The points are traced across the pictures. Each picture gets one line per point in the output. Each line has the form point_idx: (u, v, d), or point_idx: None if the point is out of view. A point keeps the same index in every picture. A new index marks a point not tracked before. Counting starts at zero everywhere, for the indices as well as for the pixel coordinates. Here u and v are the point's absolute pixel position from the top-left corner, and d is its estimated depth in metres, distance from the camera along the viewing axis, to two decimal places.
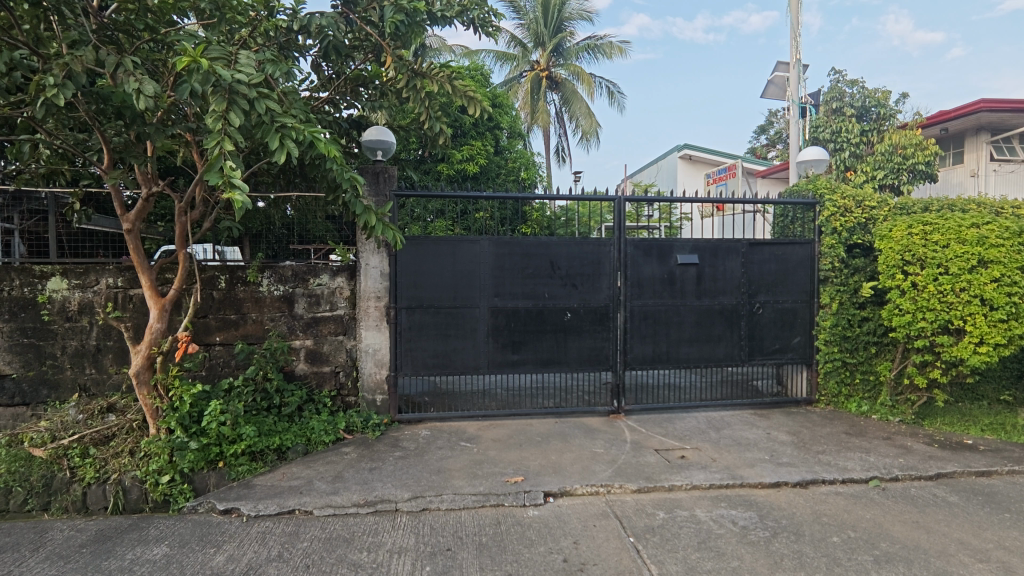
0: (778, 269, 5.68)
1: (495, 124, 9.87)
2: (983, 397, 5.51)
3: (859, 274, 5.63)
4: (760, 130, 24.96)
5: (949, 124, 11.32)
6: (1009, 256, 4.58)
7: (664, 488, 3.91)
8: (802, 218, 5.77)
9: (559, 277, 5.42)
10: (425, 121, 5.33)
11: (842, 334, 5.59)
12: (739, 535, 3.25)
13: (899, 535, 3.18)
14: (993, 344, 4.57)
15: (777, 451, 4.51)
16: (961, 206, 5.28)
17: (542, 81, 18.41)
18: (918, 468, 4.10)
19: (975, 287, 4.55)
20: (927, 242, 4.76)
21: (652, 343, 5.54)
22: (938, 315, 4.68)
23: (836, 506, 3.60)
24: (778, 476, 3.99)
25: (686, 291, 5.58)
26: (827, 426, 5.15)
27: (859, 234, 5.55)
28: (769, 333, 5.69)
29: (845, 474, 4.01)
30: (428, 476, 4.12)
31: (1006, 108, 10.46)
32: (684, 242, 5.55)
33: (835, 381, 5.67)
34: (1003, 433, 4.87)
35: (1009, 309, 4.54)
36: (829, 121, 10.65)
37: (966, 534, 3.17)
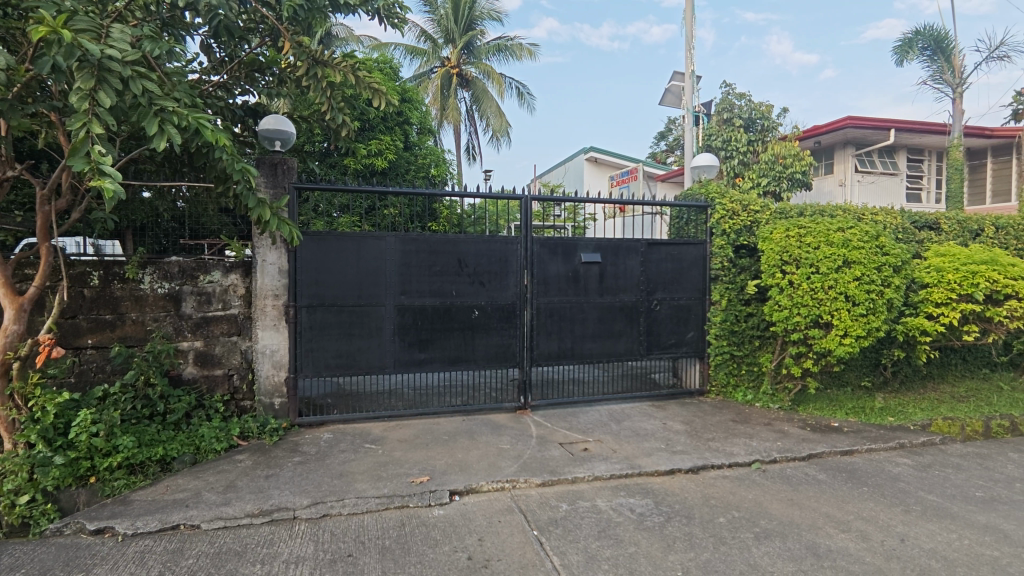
0: (673, 268, 6.01)
1: (405, 119, 9.66)
2: (848, 383, 6.13)
3: (745, 273, 6.06)
4: (660, 136, 26.26)
5: (822, 137, 12.49)
6: (869, 257, 5.09)
7: (568, 480, 4.02)
8: (696, 220, 6.13)
9: (466, 274, 5.41)
10: (327, 111, 5.09)
11: (730, 329, 6.01)
12: (636, 522, 3.39)
13: (777, 513, 3.46)
14: (855, 336, 5.07)
15: (671, 440, 4.77)
16: (830, 212, 5.82)
17: (452, 78, 18.27)
18: (793, 450, 4.49)
19: (841, 285, 5.04)
20: (801, 244, 5.25)
21: (557, 339, 5.68)
22: (811, 310, 5.15)
23: (723, 489, 3.86)
24: (672, 464, 4.22)
25: (589, 288, 5.76)
26: (716, 414, 5.52)
27: (745, 236, 5.97)
28: (665, 328, 6.01)
29: (731, 458, 4.32)
30: (329, 480, 3.96)
31: (868, 125, 11.74)
32: (587, 241, 5.73)
33: (724, 372, 6.10)
34: (863, 415, 5.44)
35: (868, 305, 5.04)
36: (721, 130, 11.38)
37: (831, 508, 3.52)
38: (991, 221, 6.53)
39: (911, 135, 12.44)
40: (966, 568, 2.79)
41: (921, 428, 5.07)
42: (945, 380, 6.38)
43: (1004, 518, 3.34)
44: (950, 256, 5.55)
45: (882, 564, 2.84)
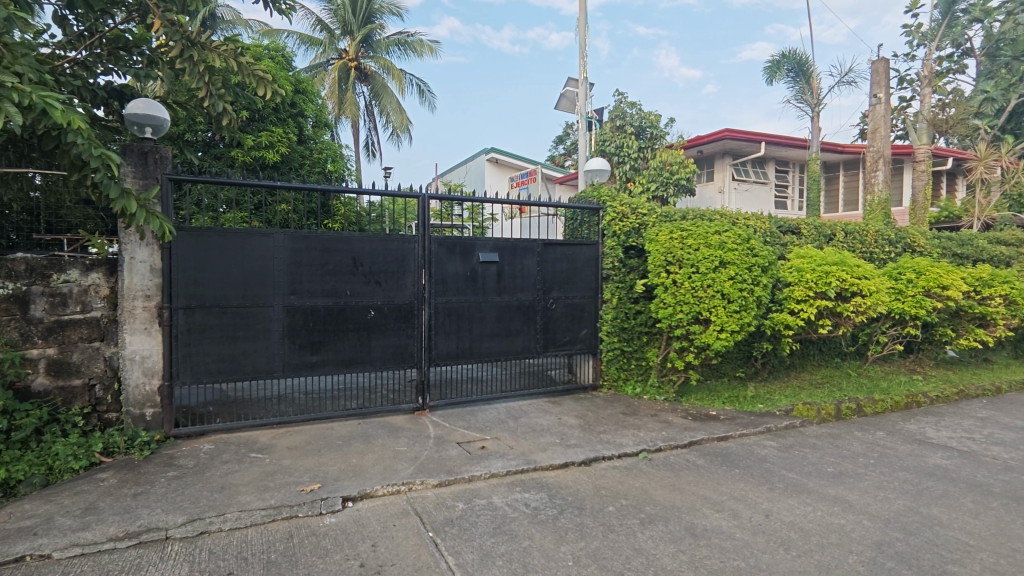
0: (568, 268, 6.20)
1: (299, 111, 9.20)
2: (724, 374, 6.66)
3: (634, 273, 6.41)
4: (559, 141, 27.05)
5: (704, 147, 13.46)
6: (741, 258, 5.56)
7: (465, 479, 4.02)
8: (589, 222, 6.38)
9: (361, 273, 5.24)
10: (204, 97, 4.71)
11: (620, 326, 6.31)
12: (531, 516, 3.46)
13: (661, 498, 3.68)
14: (730, 331, 5.51)
15: (566, 434, 4.92)
16: (709, 216, 6.28)
17: (350, 71, 17.68)
18: (676, 439, 4.80)
19: (717, 284, 5.45)
20: (683, 246, 5.63)
21: (456, 339, 5.66)
22: (692, 307, 5.53)
23: (613, 479, 4.05)
24: (566, 457, 4.36)
25: (488, 288, 5.80)
26: (608, 408, 5.78)
27: (634, 237, 6.31)
28: (560, 326, 6.19)
29: (621, 449, 4.54)
30: (209, 495, 3.68)
31: (743, 137, 12.80)
32: (485, 241, 5.76)
33: (615, 367, 6.40)
34: (737, 404, 5.93)
35: (741, 302, 5.49)
36: (614, 136, 11.94)
37: (708, 490, 3.80)
38: (842, 227, 7.35)
39: (779, 148, 13.74)
40: (819, 535, 3.12)
41: (785, 413, 5.61)
42: (805, 368, 7.12)
43: (849, 489, 3.78)
44: (809, 258, 6.19)
45: (750, 538, 3.11)
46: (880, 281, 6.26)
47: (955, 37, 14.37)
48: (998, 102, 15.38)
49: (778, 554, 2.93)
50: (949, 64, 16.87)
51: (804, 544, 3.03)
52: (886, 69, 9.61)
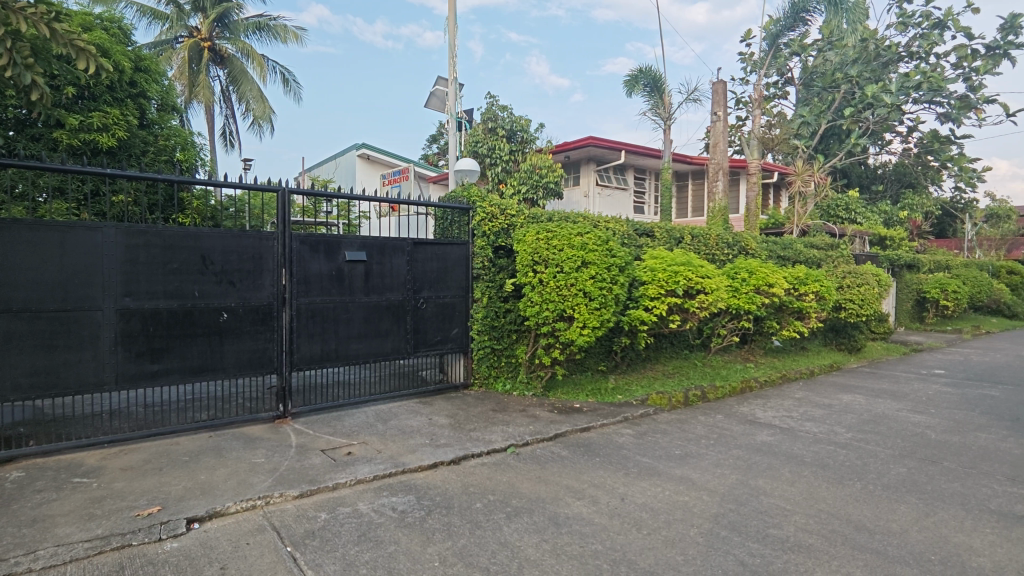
0: (438, 267, 6.17)
1: (140, 91, 8.22)
2: (588, 368, 7.03)
3: (503, 272, 6.53)
4: (433, 140, 26.86)
5: (571, 153, 14.10)
6: (601, 258, 5.88)
7: (328, 487, 3.83)
8: (459, 222, 6.40)
9: (212, 273, 4.80)
10: (5, 66, 3.99)
11: (490, 324, 6.41)
12: (397, 520, 3.39)
13: (527, 491, 3.79)
14: (592, 327, 5.82)
15: (436, 434, 4.90)
16: (573, 219, 6.58)
17: (203, 51, 16.14)
18: (542, 432, 4.98)
19: (580, 283, 5.74)
20: (549, 246, 5.86)
21: (321, 341, 5.39)
22: (557, 305, 5.78)
23: (481, 475, 4.10)
24: (435, 458, 4.34)
25: (355, 288, 5.59)
26: (478, 406, 5.84)
27: (503, 238, 6.43)
28: (431, 326, 6.14)
29: (489, 445, 4.60)
30: (16, 531, 3.15)
31: (606, 145, 13.62)
32: (352, 239, 5.55)
33: (486, 365, 6.50)
34: (599, 396, 6.29)
35: (601, 300, 5.83)
36: (486, 138, 12.07)
37: (570, 480, 3.98)
38: (689, 231, 8.09)
39: (637, 157, 14.79)
40: (666, 513, 3.40)
41: (641, 402, 6.06)
42: (659, 360, 7.74)
43: (692, 469, 4.17)
44: (661, 259, 6.73)
45: (607, 522, 3.30)
46: (719, 280, 6.97)
47: (778, 67, 16.41)
48: (812, 125, 17.81)
49: (632, 534, 3.14)
50: (775, 90, 19.24)
51: (654, 523, 3.28)
52: (724, 90, 10.74)
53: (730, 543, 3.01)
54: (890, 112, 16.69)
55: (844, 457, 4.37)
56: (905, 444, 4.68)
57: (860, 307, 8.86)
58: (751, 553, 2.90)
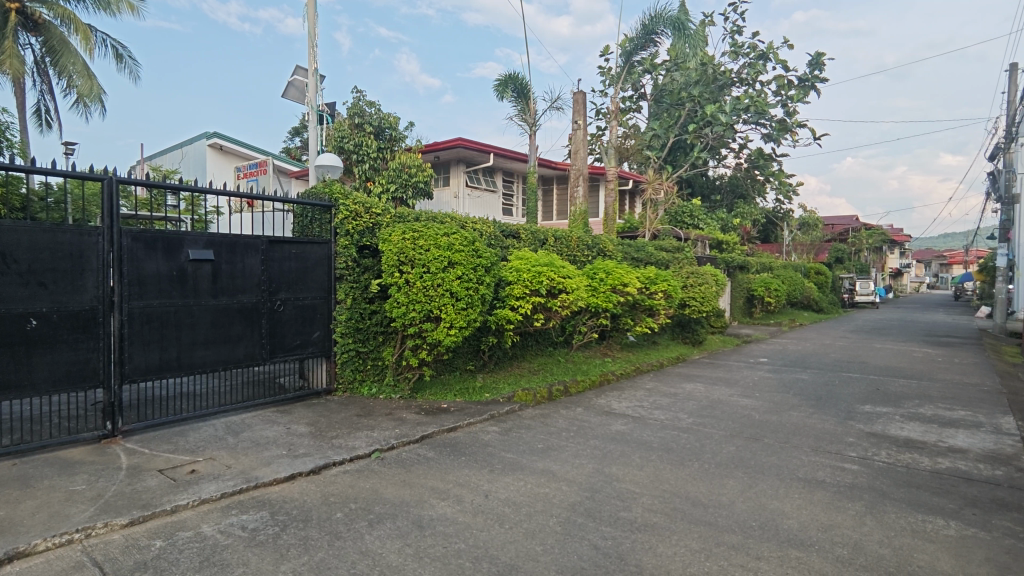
0: (297, 267, 5.84)
1: None
2: (456, 368, 7.05)
3: (368, 272, 6.29)
4: (294, 133, 25.32)
5: (440, 153, 14.07)
6: (467, 258, 5.93)
7: (166, 511, 3.45)
8: (320, 219, 6.09)
9: (18, 273, 4.12)
10: None
11: (355, 326, 6.16)
12: (246, 539, 3.15)
13: (390, 496, 3.70)
14: (458, 327, 5.86)
15: (294, 444, 4.62)
16: (440, 219, 6.56)
17: (9, 14, 13.75)
18: (408, 435, 4.90)
19: (446, 283, 5.75)
20: (414, 246, 5.78)
21: (158, 350, 4.84)
22: (423, 305, 5.72)
23: (343, 484, 3.94)
24: (292, 469, 4.09)
25: (199, 290, 5.10)
26: (342, 411, 5.61)
27: (368, 237, 6.20)
28: (289, 330, 5.79)
29: (352, 452, 4.44)
30: None
31: (475, 147, 13.79)
32: (196, 236, 5.04)
33: (350, 369, 6.25)
34: (467, 395, 6.34)
35: (468, 300, 5.88)
36: (352, 133, 11.62)
37: (436, 481, 3.96)
38: (552, 233, 8.44)
39: (505, 160, 15.12)
40: (527, 506, 3.51)
41: (508, 399, 6.20)
42: (525, 358, 7.98)
43: (553, 461, 4.35)
44: (525, 260, 6.95)
45: (471, 520, 3.33)
46: (580, 279, 7.35)
47: (632, 83, 17.67)
48: (662, 138, 19.44)
49: (494, 530, 3.20)
50: (630, 104, 20.70)
51: (516, 516, 3.37)
52: (584, 101, 11.35)
53: (586, 529, 3.18)
54: (726, 130, 18.71)
55: (685, 440, 4.82)
56: (735, 425, 5.28)
57: (701, 304, 9.83)
58: (604, 536, 3.09)
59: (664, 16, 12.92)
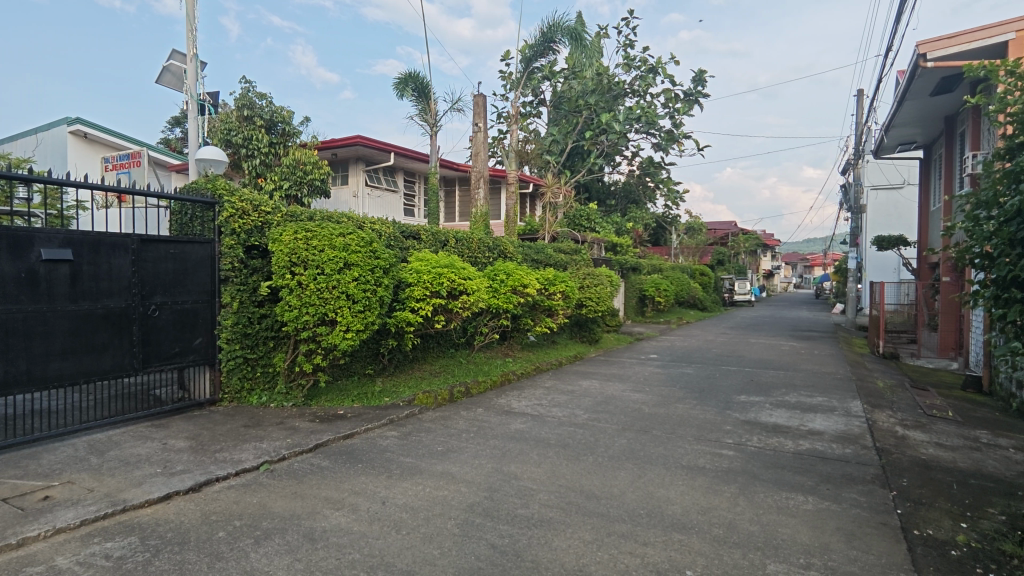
0: (174, 269, 5.39)
1: None
2: (355, 372, 6.81)
3: (257, 274, 5.91)
4: (173, 122, 23.29)
5: (337, 150, 13.60)
6: (364, 260, 5.77)
7: (11, 545, 3.04)
8: (201, 217, 5.66)
9: None
10: None
11: (243, 332, 5.78)
12: (110, 569, 2.85)
13: (279, 510, 3.51)
14: (355, 330, 5.69)
15: (170, 460, 4.25)
16: (337, 218, 6.31)
17: None
18: (301, 444, 4.68)
19: (343, 285, 5.56)
20: (308, 247, 5.52)
21: (3, 362, 4.26)
22: (318, 309, 5.49)
23: (226, 500, 3.68)
24: (167, 488, 3.75)
25: (56, 294, 4.55)
26: (227, 423, 5.24)
27: (257, 236, 5.83)
28: (165, 337, 5.32)
29: (237, 466, 4.16)
30: None
31: (374, 145, 13.45)
32: (51, 234, 4.51)
33: (237, 377, 5.85)
34: (365, 400, 6.16)
35: (365, 302, 5.73)
36: (241, 126, 10.87)
37: (329, 491, 3.81)
38: (454, 235, 8.41)
39: (405, 160, 14.84)
40: (425, 510, 3.47)
41: (408, 403, 6.11)
42: (427, 360, 7.88)
43: (452, 463, 4.33)
44: (425, 261, 6.86)
45: (366, 528, 3.24)
46: (481, 281, 7.39)
47: (532, 88, 18.00)
48: (561, 144, 20.02)
49: (391, 536, 3.14)
50: (530, 109, 21.06)
51: (413, 521, 3.32)
52: (484, 103, 11.42)
53: (483, 529, 3.20)
54: (620, 139, 19.63)
55: (581, 435, 4.99)
56: (627, 419, 5.55)
57: (597, 304, 10.22)
58: (501, 534, 3.13)
59: (562, 26, 13.30)
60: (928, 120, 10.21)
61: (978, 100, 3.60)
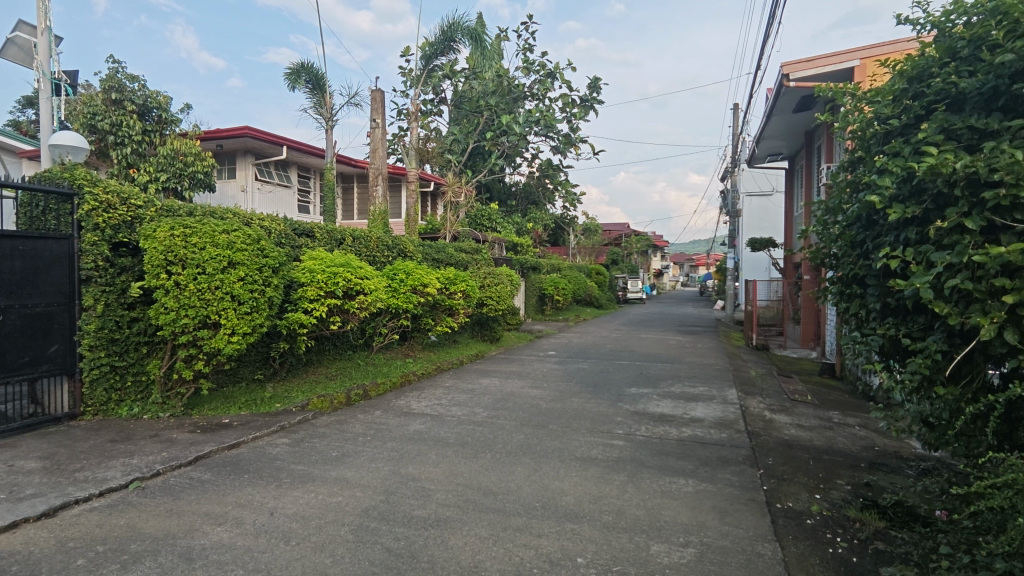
0: (23, 268, 4.79)
1: None
2: (242, 378, 6.39)
3: (126, 274, 5.36)
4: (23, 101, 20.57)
5: (222, 141, 12.75)
6: (251, 259, 5.44)
7: None
8: (57, 210, 5.05)
9: None
10: None
11: (109, 338, 5.23)
12: None
13: (151, 529, 3.23)
14: (242, 333, 5.35)
15: (17, 484, 3.76)
16: (220, 214, 5.89)
17: None
18: (178, 457, 4.32)
19: (226, 285, 5.20)
20: (186, 244, 5.11)
21: None
22: (198, 311, 5.10)
23: (87, 524, 3.32)
24: (14, 515, 3.32)
25: None
26: (90, 438, 4.73)
27: (125, 233, 5.30)
28: (11, 344, 4.71)
29: (102, 485, 3.77)
30: None
31: (264, 137, 12.71)
32: None
33: (103, 388, 5.29)
34: (254, 407, 5.81)
35: (252, 304, 5.40)
36: (109, 110, 9.81)
37: (210, 505, 3.55)
38: (349, 233, 8.14)
39: (299, 154, 14.14)
40: (316, 518, 3.34)
41: (301, 408, 5.84)
42: (322, 363, 7.57)
43: (348, 468, 4.20)
44: (319, 260, 6.59)
45: (251, 542, 3.06)
46: (379, 280, 7.23)
47: (432, 86, 17.85)
48: (462, 143, 20.03)
49: (278, 548, 2.98)
50: (431, 107, 20.82)
51: (303, 531, 3.18)
52: (382, 99, 11.16)
53: (378, 533, 3.13)
54: (520, 140, 19.95)
55: (479, 433, 5.03)
56: (525, 415, 5.67)
57: (496, 303, 10.34)
58: (396, 537, 3.08)
59: (462, 26, 13.31)
60: (792, 135, 11.32)
61: (825, 119, 4.04)
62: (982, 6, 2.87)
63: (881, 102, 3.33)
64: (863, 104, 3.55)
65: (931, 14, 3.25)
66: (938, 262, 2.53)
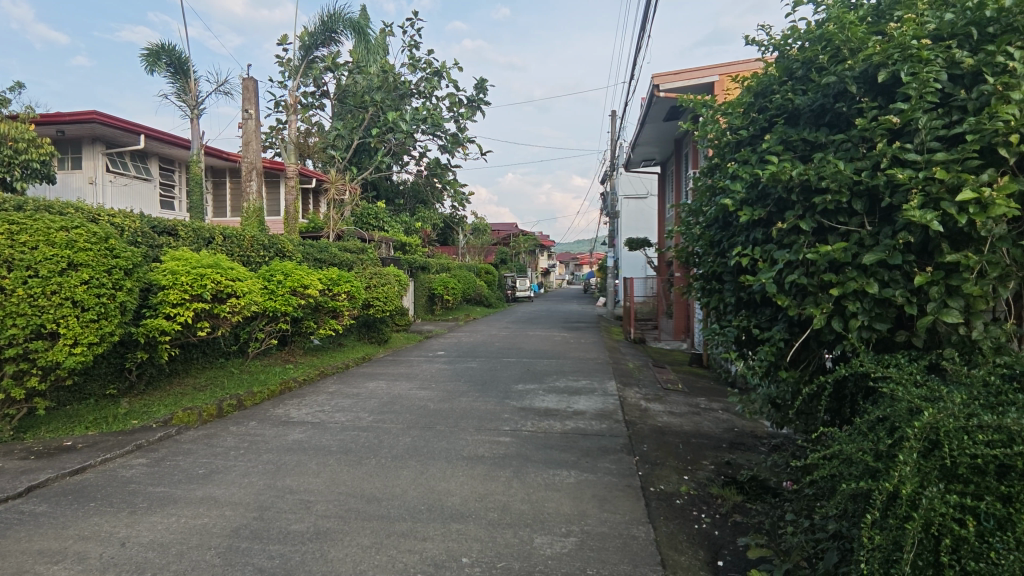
0: None
1: None
2: (90, 395, 5.69)
3: None
4: None
5: (65, 126, 11.32)
6: (97, 260, 4.84)
7: None
8: None
9: None
10: None
11: None
12: None
13: None
14: (86, 344, 4.75)
15: None
16: (59, 209, 5.19)
17: None
18: (5, 489, 3.73)
19: (65, 289, 4.59)
20: (13, 243, 4.44)
21: None
22: (29, 320, 4.44)
23: None
24: None
25: None
26: None
27: None
28: None
29: None
30: None
31: (116, 124, 11.39)
32: None
33: None
34: (104, 426, 5.19)
35: (98, 310, 4.81)
36: None
37: (45, 542, 3.11)
38: (220, 231, 7.54)
39: (159, 144, 12.82)
40: (178, 544, 3.04)
41: (162, 424, 5.30)
42: (189, 373, 6.93)
43: (216, 486, 3.88)
44: (182, 260, 6.04)
45: None
46: (253, 281, 6.76)
47: (313, 78, 17.00)
48: (345, 139, 19.27)
49: None
50: (312, 99, 19.81)
51: (162, 560, 2.88)
52: (255, 88, 10.41)
53: (249, 553, 2.92)
54: (407, 138, 19.60)
55: (363, 439, 4.87)
56: (412, 417, 5.57)
57: (384, 303, 10.10)
58: (271, 556, 2.89)
59: (344, 18, 12.75)
60: (663, 142, 12.15)
61: (688, 127, 4.37)
62: (812, 33, 3.25)
63: (734, 114, 3.66)
64: (719, 115, 3.87)
65: (773, 38, 3.61)
66: (779, 259, 2.82)
